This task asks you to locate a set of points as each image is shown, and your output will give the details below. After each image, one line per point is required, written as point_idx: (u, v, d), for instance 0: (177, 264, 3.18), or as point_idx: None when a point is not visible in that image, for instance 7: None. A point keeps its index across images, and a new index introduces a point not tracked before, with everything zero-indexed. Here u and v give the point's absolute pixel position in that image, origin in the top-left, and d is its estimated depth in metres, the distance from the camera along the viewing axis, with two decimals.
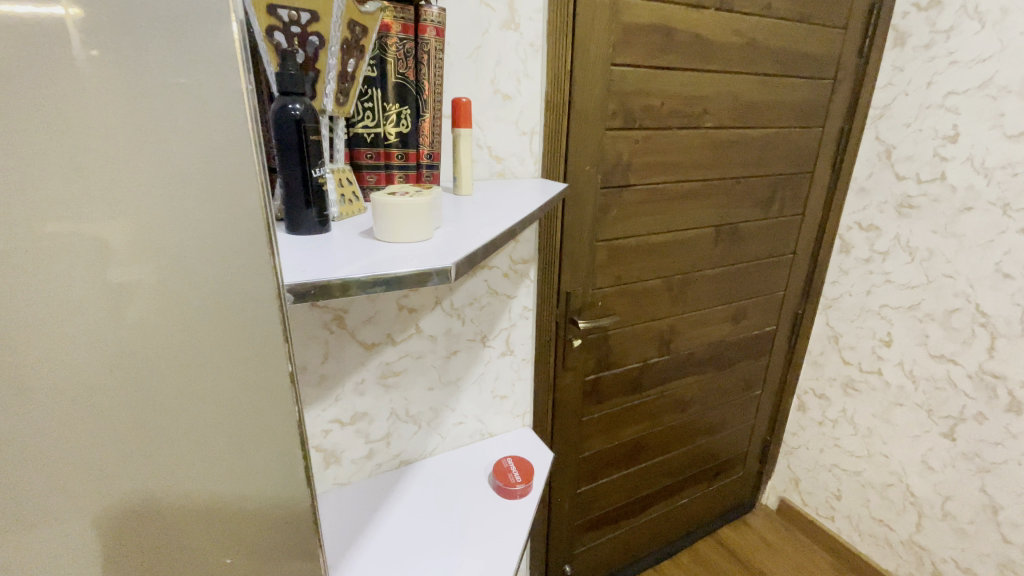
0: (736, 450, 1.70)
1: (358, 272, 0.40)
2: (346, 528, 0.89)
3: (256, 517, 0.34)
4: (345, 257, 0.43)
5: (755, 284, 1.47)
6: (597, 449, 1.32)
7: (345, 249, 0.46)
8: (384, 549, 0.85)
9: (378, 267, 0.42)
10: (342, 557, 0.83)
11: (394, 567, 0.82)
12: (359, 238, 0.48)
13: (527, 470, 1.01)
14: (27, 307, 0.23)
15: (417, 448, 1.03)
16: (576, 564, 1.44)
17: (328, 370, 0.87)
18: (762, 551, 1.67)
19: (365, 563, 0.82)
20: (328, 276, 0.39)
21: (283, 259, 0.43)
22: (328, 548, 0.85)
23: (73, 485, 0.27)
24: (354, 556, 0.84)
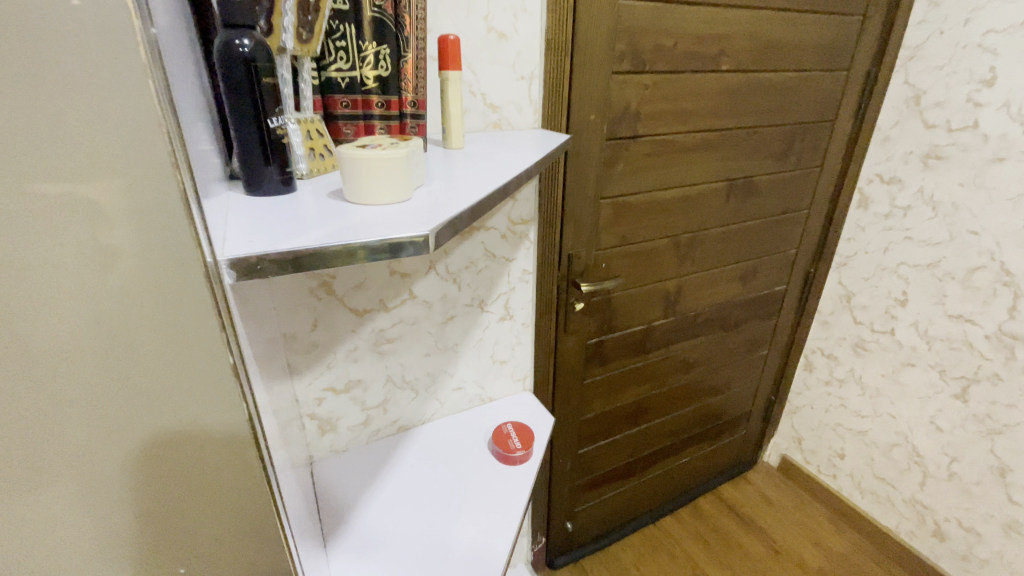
0: (741, 409, 1.69)
1: (325, 239, 0.34)
2: (342, 494, 0.87)
3: (239, 511, 0.33)
4: (310, 221, 0.38)
5: (767, 241, 1.40)
6: (598, 412, 1.30)
7: (312, 211, 0.40)
8: (382, 517, 0.83)
9: (345, 233, 0.36)
10: (340, 523, 0.82)
11: (392, 536, 0.81)
12: (329, 199, 0.42)
13: (528, 435, 0.98)
14: (24, 265, 0.22)
15: (416, 415, 1.01)
16: (577, 520, 1.45)
17: (318, 337, 0.83)
18: (762, 507, 1.68)
19: (363, 530, 0.81)
20: (287, 244, 0.33)
21: (235, 223, 0.37)
22: (324, 515, 0.83)
23: (71, 450, 0.26)
24: (351, 523, 0.82)
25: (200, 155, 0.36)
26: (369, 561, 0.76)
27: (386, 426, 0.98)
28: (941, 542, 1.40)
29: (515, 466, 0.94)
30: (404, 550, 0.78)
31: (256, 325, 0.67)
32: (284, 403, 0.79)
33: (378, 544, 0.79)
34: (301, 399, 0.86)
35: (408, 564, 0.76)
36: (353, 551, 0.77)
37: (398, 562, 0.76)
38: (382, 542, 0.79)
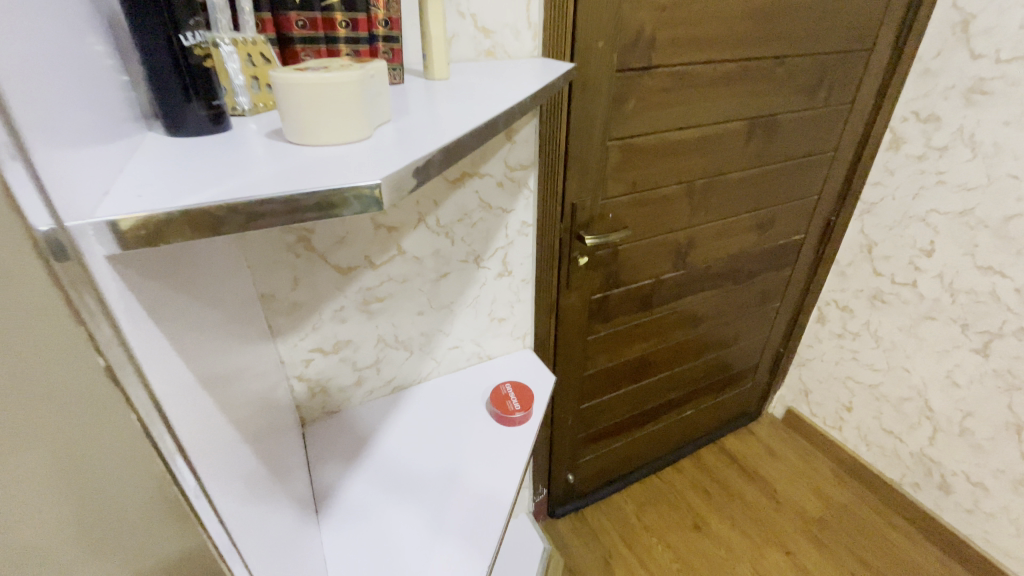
0: (748, 362, 1.64)
1: (241, 193, 0.27)
2: (336, 459, 0.84)
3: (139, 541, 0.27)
4: (234, 168, 0.30)
5: (787, 187, 1.29)
6: (601, 368, 1.25)
7: (243, 156, 0.32)
8: (376, 484, 0.81)
9: (275, 181, 0.28)
10: (333, 490, 0.80)
11: (388, 502, 0.79)
12: (268, 141, 0.34)
13: (528, 396, 0.93)
14: None
15: (411, 376, 0.96)
16: (579, 472, 1.45)
17: (300, 297, 0.77)
18: (765, 459, 1.66)
19: (358, 497, 0.79)
20: (190, 199, 0.26)
21: (138, 169, 0.29)
22: (317, 481, 0.81)
23: None
24: (345, 491, 0.80)
25: (87, 81, 0.28)
26: (363, 531, 0.74)
27: (379, 387, 0.93)
28: (946, 495, 1.38)
29: (514, 427, 0.91)
30: (400, 519, 0.76)
31: (229, 284, 0.61)
32: (269, 366, 0.75)
33: (373, 514, 0.77)
34: (287, 362, 0.81)
35: (404, 532, 0.75)
36: (347, 522, 0.76)
37: (393, 532, 0.75)
38: (378, 511, 0.77)
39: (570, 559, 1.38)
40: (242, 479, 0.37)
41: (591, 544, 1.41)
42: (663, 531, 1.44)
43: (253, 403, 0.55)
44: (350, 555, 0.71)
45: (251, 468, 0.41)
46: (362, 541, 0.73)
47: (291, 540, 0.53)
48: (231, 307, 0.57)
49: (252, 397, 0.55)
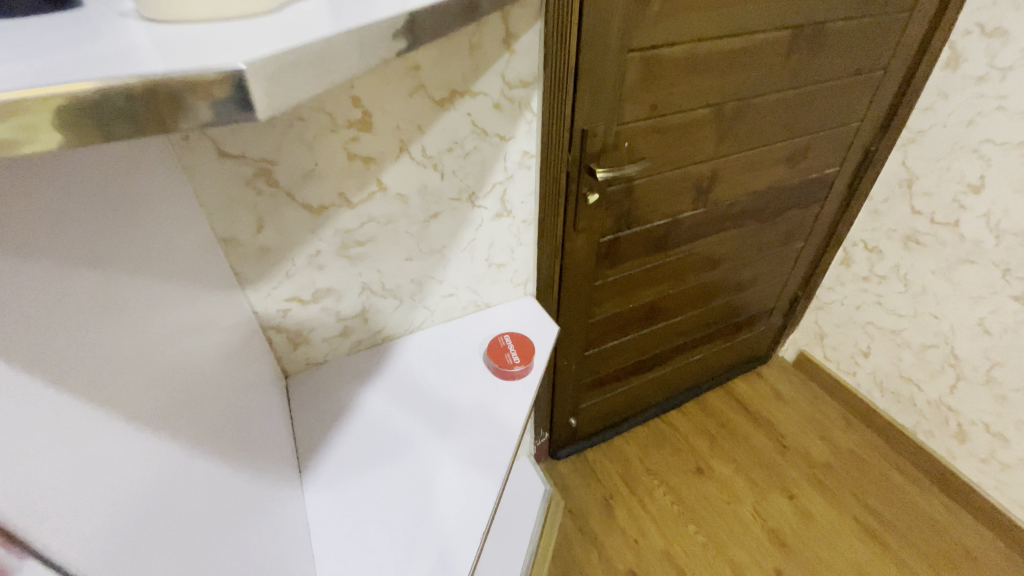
0: (763, 305, 1.55)
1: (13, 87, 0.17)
2: (319, 419, 0.78)
3: None
4: (42, 57, 0.19)
5: (826, 111, 1.13)
6: (608, 314, 1.16)
7: (73, 42, 0.21)
8: (363, 445, 0.75)
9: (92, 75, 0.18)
10: (317, 453, 0.74)
11: (382, 455, 0.74)
12: (122, 22, 0.23)
13: (529, 348, 0.86)
14: None
15: (401, 325, 0.88)
16: (581, 418, 1.39)
17: (268, 241, 0.68)
18: (772, 404, 1.61)
19: (344, 460, 0.74)
20: None
21: None
22: (300, 444, 0.75)
23: None
24: (330, 453, 0.74)
25: None
26: (349, 497, 0.69)
27: (366, 337, 0.86)
28: (960, 444, 1.34)
29: (513, 381, 0.84)
30: (389, 483, 0.71)
31: (171, 226, 0.51)
32: (239, 317, 0.67)
33: (360, 477, 0.72)
34: (260, 312, 0.73)
35: (393, 497, 0.70)
36: (332, 487, 0.70)
37: (381, 497, 0.70)
38: (365, 474, 0.72)
39: (570, 500, 1.36)
40: (144, 484, 0.29)
41: (592, 485, 1.39)
42: (665, 473, 1.42)
43: (203, 368, 0.47)
44: (336, 522, 0.67)
45: (172, 461, 0.34)
46: (348, 507, 0.68)
47: (250, 519, 0.47)
48: (169, 254, 0.48)
49: (200, 361, 0.47)
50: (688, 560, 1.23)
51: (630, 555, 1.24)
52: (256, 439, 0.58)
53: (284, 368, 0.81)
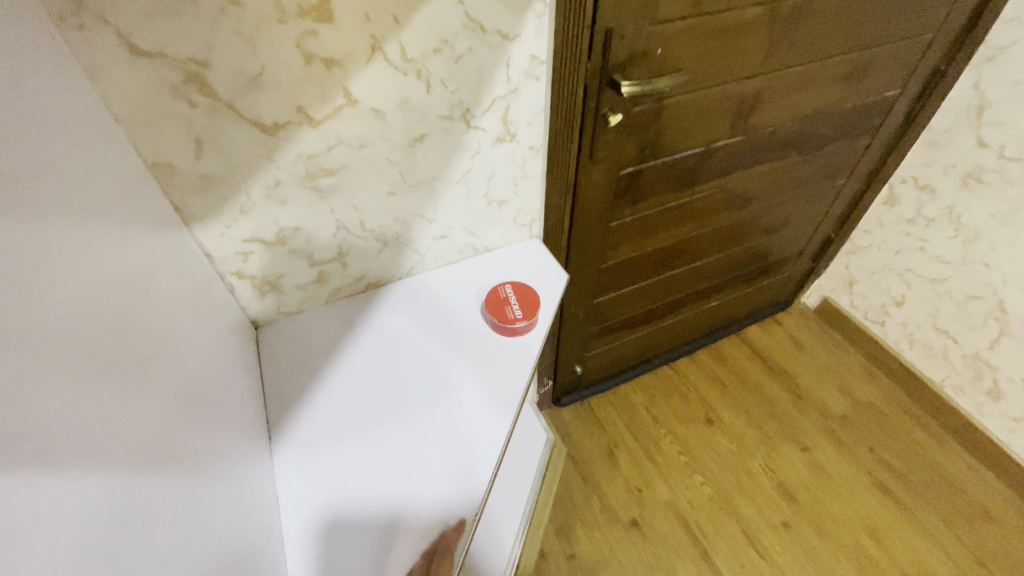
0: (791, 248, 1.41)
1: None
2: (293, 378, 0.69)
3: None
4: None
5: (898, 17, 0.93)
6: (623, 259, 1.03)
7: None
8: (341, 408, 0.66)
9: None
10: (290, 416, 0.66)
11: (372, 403, 0.66)
12: None
13: (534, 302, 0.75)
14: None
15: (387, 272, 0.76)
16: (586, 366, 1.29)
17: (212, 168, 0.54)
18: (790, 352, 1.49)
19: (319, 425, 0.65)
20: None
21: None
22: (271, 407, 0.66)
23: None
24: (304, 416, 0.65)
25: None
26: (323, 468, 0.61)
27: (346, 285, 0.75)
28: (992, 401, 1.25)
29: (514, 338, 0.74)
30: (368, 452, 0.62)
31: (74, 141, 0.38)
32: (185, 262, 0.55)
33: (336, 445, 0.63)
34: (214, 256, 0.61)
35: (373, 469, 0.61)
36: (305, 455, 0.62)
37: (359, 469, 0.61)
38: (341, 441, 0.63)
39: (573, 448, 1.28)
40: None
41: (595, 433, 1.31)
42: (673, 422, 1.33)
43: (118, 330, 0.36)
44: (306, 497, 0.59)
45: (24, 504, 0.23)
46: (321, 480, 0.60)
47: (182, 516, 0.38)
48: (71, 181, 0.35)
49: (119, 327, 0.36)
50: (693, 511, 1.17)
51: (633, 504, 1.19)
52: (205, 408, 0.48)
53: (251, 320, 0.71)
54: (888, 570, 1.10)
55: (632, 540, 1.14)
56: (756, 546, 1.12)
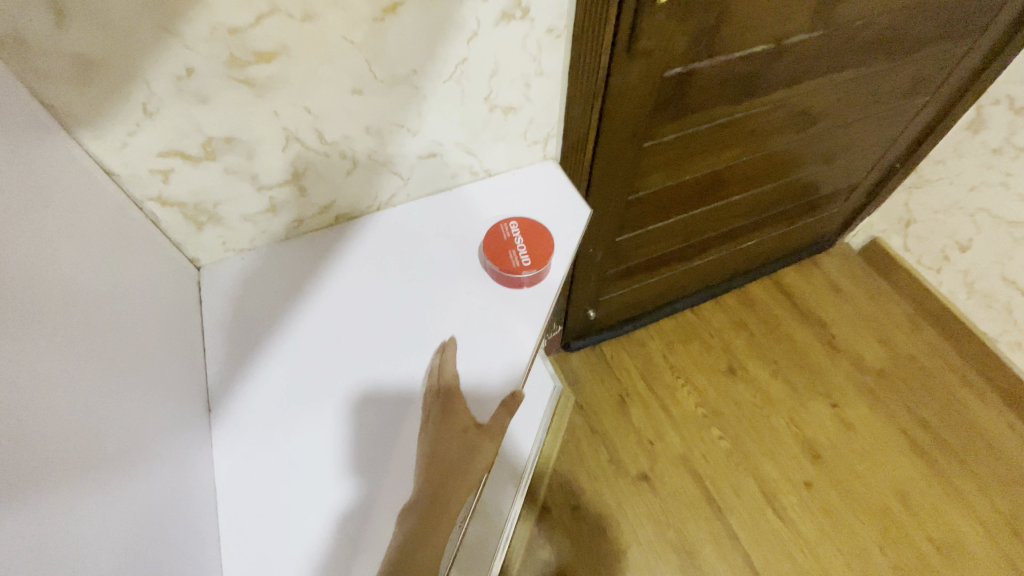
0: (847, 180, 1.21)
1: None
2: (240, 334, 0.55)
3: None
4: None
5: None
6: (656, 189, 0.84)
7: None
8: (298, 375, 0.53)
9: None
10: (235, 381, 0.53)
11: (353, 336, 0.55)
12: None
13: (546, 246, 0.59)
14: None
15: (361, 201, 0.60)
16: (601, 309, 1.14)
17: (84, 45, 0.37)
18: (828, 298, 1.33)
19: (271, 394, 0.52)
20: None
21: None
22: (212, 369, 0.53)
23: None
24: (252, 383, 0.53)
25: None
26: (273, 451, 0.49)
27: (309, 218, 0.59)
28: None
29: (519, 291, 0.59)
30: (332, 434, 0.50)
31: None
32: (70, 178, 0.39)
33: (289, 422, 0.50)
34: (120, 175, 0.46)
35: (336, 455, 0.49)
36: (251, 432, 0.50)
37: (320, 453, 0.49)
38: (299, 418, 0.51)
39: (581, 396, 1.17)
40: None
41: (607, 381, 1.18)
42: (692, 371, 1.20)
43: None
44: (251, 486, 0.48)
45: None
46: (270, 465, 0.48)
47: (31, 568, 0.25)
48: None
49: None
50: (709, 467, 1.07)
51: (644, 458, 1.09)
52: (106, 387, 0.35)
53: (190, 258, 0.56)
54: (915, 536, 1.01)
55: (640, 495, 1.05)
56: (775, 506, 1.03)
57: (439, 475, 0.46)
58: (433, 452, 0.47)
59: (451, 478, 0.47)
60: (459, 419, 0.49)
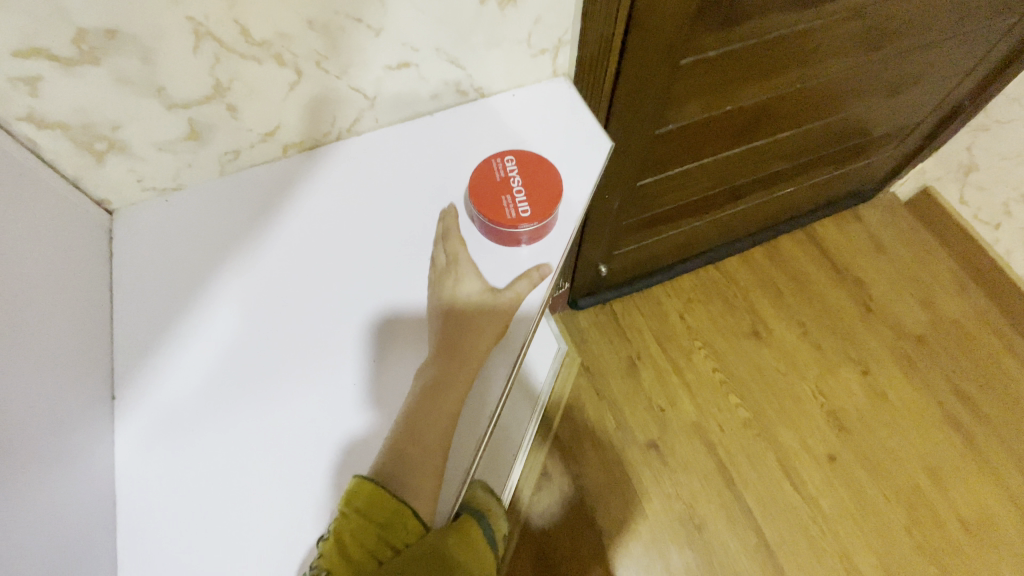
0: (908, 119, 1.03)
1: None
2: (157, 297, 0.45)
3: None
4: None
5: None
6: (690, 121, 0.69)
7: None
8: (230, 351, 0.44)
9: None
10: (151, 356, 0.43)
11: (295, 311, 0.45)
12: None
13: (550, 189, 0.46)
14: None
15: (313, 128, 0.48)
16: (614, 264, 1.02)
17: None
18: (868, 255, 1.19)
19: (196, 373, 0.43)
20: None
21: None
22: (122, 341, 0.44)
23: None
24: (168, 362, 0.43)
25: None
26: (195, 443, 0.41)
27: (247, 149, 0.47)
28: None
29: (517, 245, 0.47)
30: (263, 431, 0.41)
31: None
32: None
33: (211, 419, 0.41)
34: None
35: (273, 450, 0.41)
36: (165, 423, 0.41)
37: (248, 457, 0.40)
38: (229, 404, 0.42)
39: (588, 358, 1.07)
40: None
41: (616, 343, 1.08)
42: (711, 333, 1.09)
43: None
44: (162, 494, 0.39)
45: None
46: (187, 463, 0.40)
47: None
48: None
49: None
50: (724, 436, 0.99)
51: (653, 425, 1.00)
52: None
53: (96, 199, 0.45)
54: (943, 514, 0.93)
55: (647, 465, 0.97)
56: (793, 480, 0.95)
57: (452, 337, 0.42)
58: (446, 318, 0.43)
59: (466, 341, 0.42)
60: (469, 285, 0.44)
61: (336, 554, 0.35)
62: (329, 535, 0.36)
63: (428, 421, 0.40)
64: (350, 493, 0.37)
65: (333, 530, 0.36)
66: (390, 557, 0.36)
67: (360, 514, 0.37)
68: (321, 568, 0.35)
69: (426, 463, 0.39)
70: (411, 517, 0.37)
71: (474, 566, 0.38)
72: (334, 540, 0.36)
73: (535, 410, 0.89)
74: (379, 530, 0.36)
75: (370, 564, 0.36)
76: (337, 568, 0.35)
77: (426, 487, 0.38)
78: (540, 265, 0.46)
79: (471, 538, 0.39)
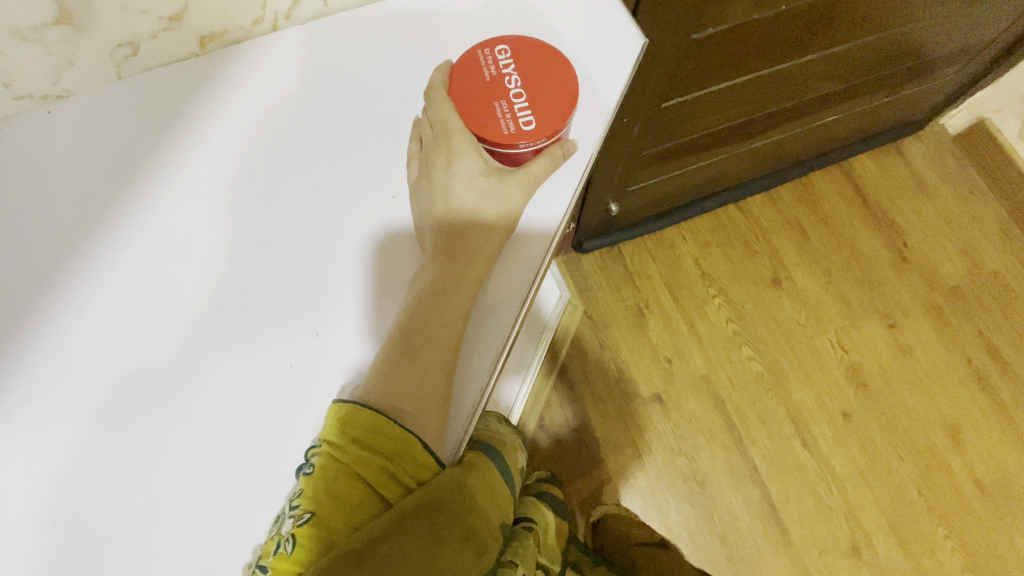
0: (986, 34, 0.85)
1: None
2: (31, 265, 0.37)
3: None
4: None
5: None
6: (734, 25, 0.55)
7: None
8: (124, 332, 0.37)
9: None
10: (20, 339, 0.36)
11: (205, 276, 0.38)
12: None
13: (555, 87, 0.37)
14: None
15: (229, 7, 0.39)
16: (625, 201, 0.91)
17: None
18: (907, 197, 1.07)
19: (80, 360, 0.36)
20: None
21: None
22: None
23: None
24: (56, 338, 0.36)
25: None
26: (82, 444, 0.35)
27: (148, 39, 0.38)
28: None
29: (516, 162, 0.39)
30: (173, 419, 0.35)
31: None
32: None
33: (108, 407, 0.35)
34: None
35: (189, 435, 0.35)
36: (51, 410, 0.35)
37: (156, 452, 0.35)
38: (123, 396, 0.36)
39: (591, 306, 0.99)
40: None
41: (622, 290, 0.99)
42: (727, 280, 1.00)
43: None
44: (53, 494, 0.34)
45: None
46: (81, 456, 0.34)
47: None
48: None
49: None
50: (733, 391, 0.93)
51: (658, 378, 0.94)
52: None
53: None
54: (959, 476, 0.89)
55: (651, 419, 0.92)
56: (804, 438, 0.91)
57: (455, 235, 0.37)
58: (441, 216, 0.38)
59: (469, 240, 0.37)
60: (466, 167, 0.37)
61: (322, 491, 0.31)
62: (313, 468, 0.32)
63: (427, 335, 0.35)
64: (341, 422, 0.33)
65: (320, 465, 0.32)
66: (386, 495, 0.32)
67: (358, 445, 0.32)
68: (303, 508, 0.31)
69: (429, 385, 0.34)
70: (418, 450, 0.33)
71: (488, 511, 0.34)
72: (320, 475, 0.32)
73: (541, 341, 0.85)
74: (380, 465, 0.32)
75: (361, 505, 0.32)
76: (322, 509, 0.31)
77: (427, 413, 0.34)
78: (563, 143, 0.39)
79: (482, 479, 0.35)
